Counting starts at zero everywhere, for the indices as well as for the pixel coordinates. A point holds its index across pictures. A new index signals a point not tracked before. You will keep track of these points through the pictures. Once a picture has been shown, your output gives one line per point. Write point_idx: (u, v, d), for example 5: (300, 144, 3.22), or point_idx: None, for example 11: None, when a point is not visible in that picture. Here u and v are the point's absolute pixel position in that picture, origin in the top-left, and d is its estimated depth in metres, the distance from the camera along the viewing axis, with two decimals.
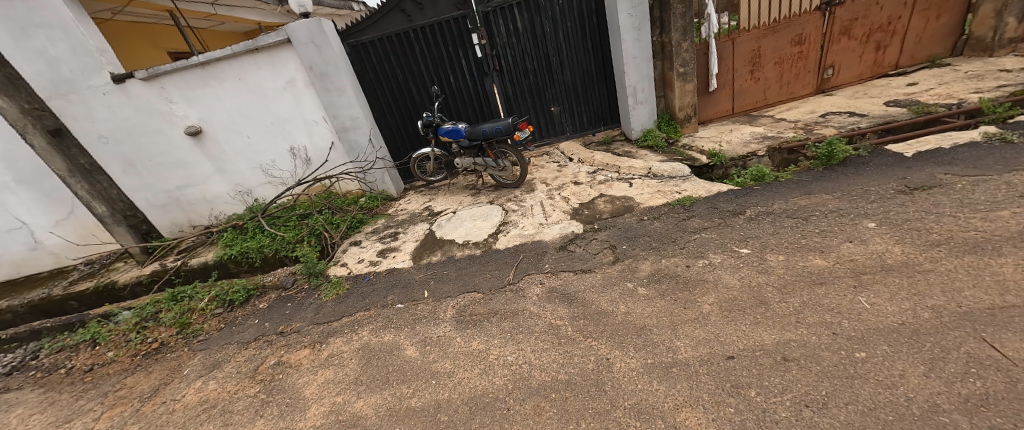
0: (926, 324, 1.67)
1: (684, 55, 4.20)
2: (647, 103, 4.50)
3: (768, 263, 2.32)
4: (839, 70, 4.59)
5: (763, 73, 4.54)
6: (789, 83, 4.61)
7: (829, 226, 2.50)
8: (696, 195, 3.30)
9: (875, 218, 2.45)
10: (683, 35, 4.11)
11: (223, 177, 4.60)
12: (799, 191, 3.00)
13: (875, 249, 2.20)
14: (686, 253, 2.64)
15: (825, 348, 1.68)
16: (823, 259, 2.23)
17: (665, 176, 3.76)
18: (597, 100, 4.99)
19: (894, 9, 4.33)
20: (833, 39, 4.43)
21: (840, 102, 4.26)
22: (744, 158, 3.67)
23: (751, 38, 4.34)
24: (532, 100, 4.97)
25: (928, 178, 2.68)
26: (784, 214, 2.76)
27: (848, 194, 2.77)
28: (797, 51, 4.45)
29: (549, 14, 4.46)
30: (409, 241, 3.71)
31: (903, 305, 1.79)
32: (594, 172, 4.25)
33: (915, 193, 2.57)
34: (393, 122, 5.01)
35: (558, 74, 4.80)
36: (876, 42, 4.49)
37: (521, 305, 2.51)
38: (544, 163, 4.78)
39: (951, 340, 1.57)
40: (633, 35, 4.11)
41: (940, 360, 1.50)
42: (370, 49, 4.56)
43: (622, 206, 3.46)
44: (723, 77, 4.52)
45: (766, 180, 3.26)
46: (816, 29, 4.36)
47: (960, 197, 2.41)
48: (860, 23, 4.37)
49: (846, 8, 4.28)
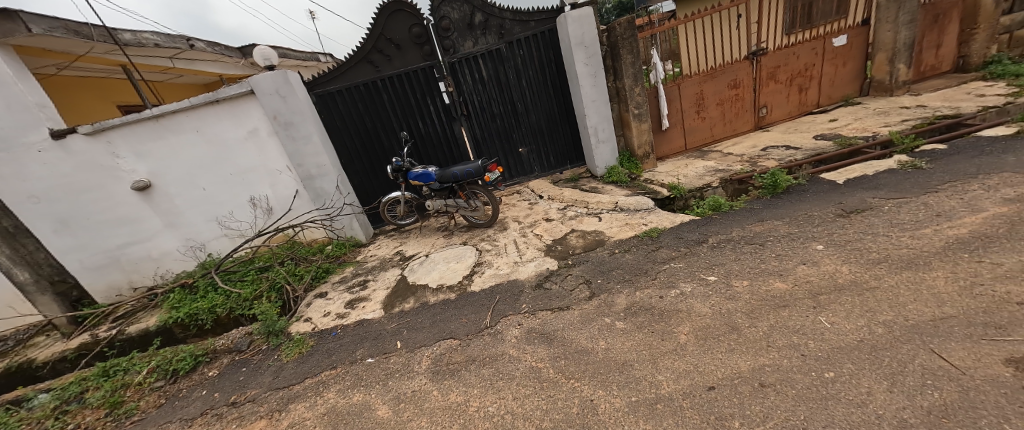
0: (881, 339, 1.78)
1: (638, 98, 4.55)
2: (608, 142, 4.79)
3: (735, 290, 2.41)
4: (772, 109, 5.16)
5: (708, 113, 5.00)
6: (732, 121, 5.10)
7: (784, 250, 2.68)
8: (661, 226, 3.45)
9: (822, 241, 2.65)
10: (635, 81, 4.48)
11: (174, 231, 4.28)
12: (752, 218, 3.23)
13: (826, 269, 2.36)
14: (658, 283, 2.71)
15: (797, 371, 1.74)
16: (784, 282, 2.36)
17: (631, 209, 3.93)
18: (563, 140, 5.23)
19: (808, 58, 5.01)
20: (763, 83, 5.01)
21: (776, 137, 4.73)
22: (700, 189, 3.93)
23: (693, 83, 4.84)
24: (501, 142, 5.15)
25: (860, 202, 2.98)
26: (742, 240, 2.94)
27: (794, 220, 3.01)
28: (734, 93, 4.98)
29: (512, 63, 4.75)
30: (379, 288, 3.55)
31: (859, 322, 1.90)
32: (564, 208, 4.36)
33: (851, 216, 2.84)
34: (362, 167, 4.98)
35: (524, 117, 5.04)
36: (798, 85, 5.12)
37: (500, 349, 2.43)
38: (515, 201, 4.87)
39: (905, 353, 1.67)
40: (590, 81, 4.45)
41: (900, 375, 1.58)
42: (338, 97, 4.62)
43: (594, 240, 3.54)
44: (674, 117, 4.94)
45: (723, 209, 3.49)
46: (747, 75, 4.93)
47: (889, 218, 2.68)
48: (783, 70, 5.00)
49: (770, 57, 4.90)
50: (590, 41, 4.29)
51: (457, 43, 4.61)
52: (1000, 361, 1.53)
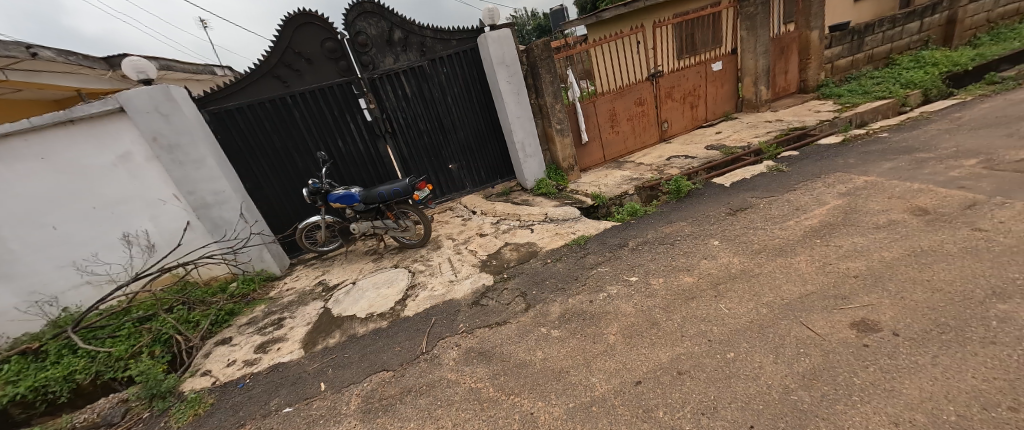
0: (765, 317, 2.09)
1: (559, 114, 4.84)
2: (535, 156, 4.99)
3: (652, 287, 2.65)
4: (671, 124, 5.87)
5: (621, 128, 5.52)
6: (641, 135, 5.68)
7: (690, 247, 3.02)
8: (588, 234, 3.67)
9: (717, 237, 3.05)
10: (555, 99, 4.77)
11: (8, 285, 3.37)
12: (663, 221, 3.60)
13: (722, 262, 2.72)
14: (588, 289, 2.85)
15: (706, 355, 1.95)
16: (691, 276, 2.66)
17: (559, 219, 4.11)
18: (492, 155, 5.32)
19: (696, 80, 5.83)
20: (663, 101, 5.69)
21: (678, 147, 5.39)
22: (619, 197, 4.29)
23: (605, 101, 5.32)
24: (429, 159, 5.05)
25: (743, 202, 3.50)
26: (656, 241, 3.25)
27: (696, 220, 3.42)
28: (640, 109, 5.57)
29: (436, 81, 4.73)
30: (298, 326, 3.18)
31: (749, 305, 2.22)
32: (497, 222, 4.41)
33: (738, 214, 3.32)
34: (273, 192, 4.49)
35: (452, 133, 5.03)
36: (690, 103, 5.92)
37: (437, 375, 2.32)
38: (448, 218, 4.79)
39: (783, 328, 1.98)
40: (514, 99, 4.62)
41: (782, 347, 1.87)
42: (238, 115, 4.14)
43: (527, 252, 3.63)
44: (592, 132, 5.35)
45: (639, 214, 3.84)
46: (650, 94, 5.56)
47: (765, 214, 3.20)
48: (677, 90, 5.74)
49: (666, 78, 5.60)
50: (511, 61, 4.48)
51: (376, 60, 4.47)
52: (848, 325, 1.88)
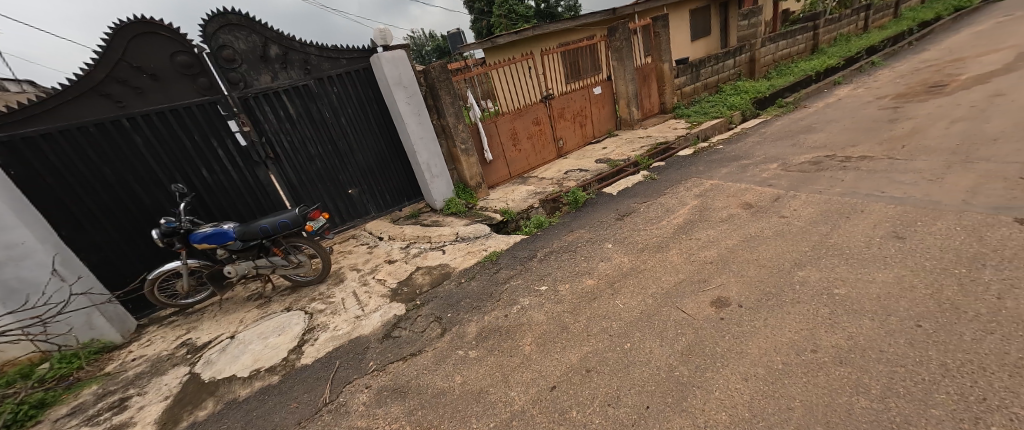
0: (651, 307, 2.40)
1: (462, 134, 4.92)
2: (442, 176, 4.95)
3: (560, 293, 2.83)
4: (566, 141, 6.47)
5: (522, 146, 5.86)
6: (540, 151, 6.12)
7: (589, 252, 3.33)
8: (499, 249, 3.76)
9: (610, 241, 3.42)
10: (457, 119, 4.85)
11: None
12: (565, 230, 3.89)
13: (616, 262, 3.05)
14: (502, 304, 2.90)
15: (609, 349, 2.14)
16: (591, 278, 2.92)
17: (471, 237, 4.13)
18: (396, 177, 5.10)
19: (582, 102, 6.55)
20: (556, 120, 6.24)
21: (573, 162, 5.94)
22: (526, 211, 4.51)
23: (505, 121, 5.60)
24: (324, 185, 4.61)
25: (628, 207, 4.01)
26: (560, 250, 3.50)
27: (592, 227, 3.79)
28: (538, 128, 6.01)
29: (326, 101, 4.39)
30: (152, 403, 2.52)
31: (638, 298, 2.52)
32: (406, 246, 4.22)
33: (625, 218, 3.79)
34: (107, 238, 3.54)
35: (349, 156, 4.69)
36: (580, 122, 6.62)
37: (345, 426, 2.08)
38: (350, 248, 4.41)
39: (665, 314, 2.30)
40: (415, 119, 4.55)
41: (665, 331, 2.16)
42: (46, 144, 3.21)
43: (440, 274, 3.54)
44: (495, 150, 5.57)
45: (544, 226, 4.09)
46: (544, 114, 6.04)
47: (645, 216, 3.71)
48: (567, 110, 6.37)
49: (557, 100, 6.16)
50: (408, 81, 4.44)
51: (248, 77, 3.96)
52: (710, 305, 2.28)
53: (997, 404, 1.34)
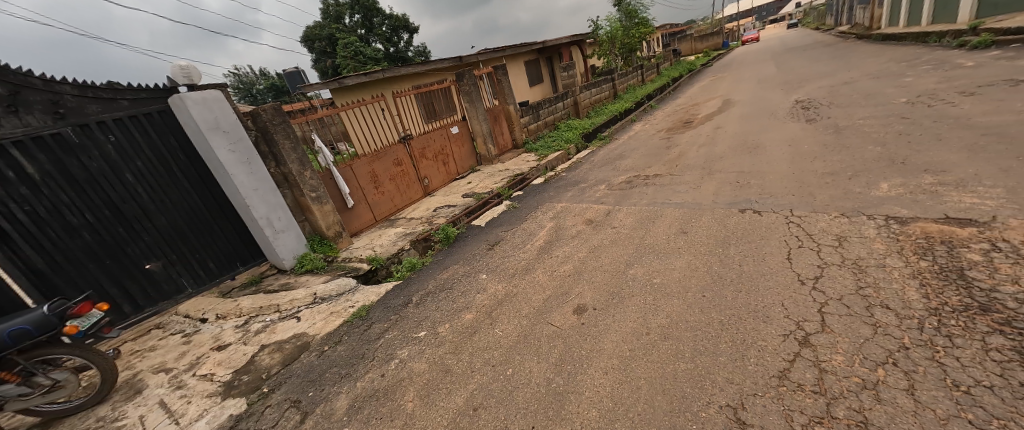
0: (527, 328, 2.54)
1: (310, 181, 4.40)
2: (289, 230, 4.26)
3: (440, 335, 2.72)
4: (431, 179, 6.52)
5: (385, 188, 5.62)
6: (406, 192, 5.99)
7: (464, 287, 3.34)
8: (368, 303, 3.40)
9: (484, 271, 3.53)
10: (302, 166, 4.34)
11: None
12: (440, 268, 3.84)
13: (490, 292, 3.14)
14: (377, 363, 2.60)
15: (493, 381, 2.15)
16: (470, 312, 2.92)
17: (334, 295, 3.63)
18: (222, 240, 4.18)
19: (442, 141, 6.76)
20: (419, 160, 6.25)
21: (441, 199, 6.00)
22: (396, 254, 4.26)
23: (363, 163, 5.31)
24: (101, 263, 3.40)
25: (496, 237, 4.25)
26: (437, 290, 3.40)
27: (466, 260, 3.85)
28: (400, 169, 5.88)
29: (96, 152, 3.38)
30: None
31: (515, 322, 2.65)
32: (246, 322, 3.40)
33: (494, 247, 3.99)
34: None
35: (143, 221, 3.64)
36: (442, 160, 6.79)
37: None
38: (155, 342, 3.30)
39: (539, 332, 2.46)
40: (244, 169, 3.91)
41: (540, 347, 2.31)
42: None
43: (296, 347, 2.96)
44: (355, 195, 5.19)
45: (418, 268, 3.95)
46: (405, 154, 5.98)
47: (512, 243, 3.98)
48: (428, 150, 6.46)
49: (416, 141, 6.19)
50: (229, 126, 3.84)
51: None
52: (573, 314, 2.56)
53: (752, 340, 1.90)
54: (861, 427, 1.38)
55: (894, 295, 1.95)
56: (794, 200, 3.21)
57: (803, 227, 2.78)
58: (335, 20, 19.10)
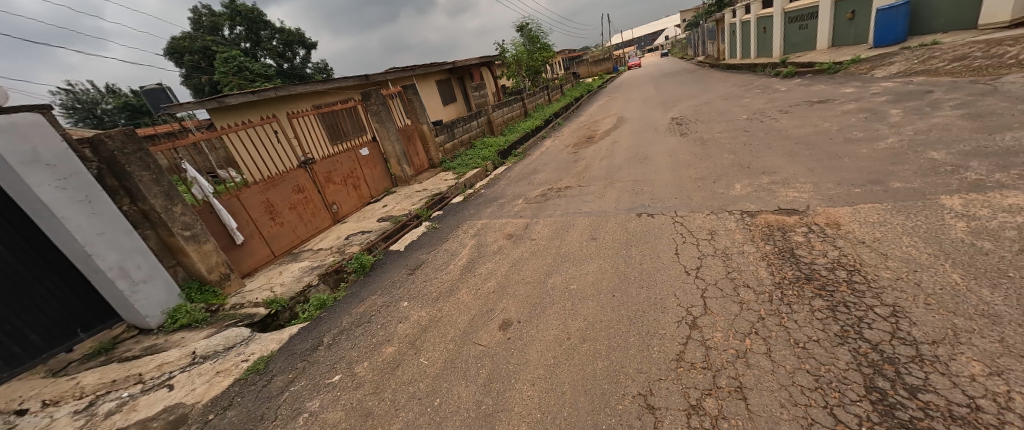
0: (453, 352, 2.46)
1: (182, 218, 3.72)
2: (155, 280, 3.49)
3: (358, 376, 2.47)
4: (340, 205, 6.03)
5: (284, 218, 5.03)
6: (311, 220, 5.43)
7: (384, 318, 3.12)
8: (268, 352, 2.95)
9: (405, 298, 3.34)
10: (168, 200, 3.66)
11: None
12: (354, 301, 3.52)
13: (413, 319, 2.99)
14: (282, 421, 2.24)
15: (420, 415, 2.02)
16: (391, 345, 2.73)
17: (221, 350, 3.05)
18: (46, 304, 3.26)
19: (351, 164, 6.32)
20: (324, 185, 5.74)
21: (353, 225, 5.57)
22: (301, 292, 3.79)
23: (254, 192, 4.69)
24: None
25: (417, 260, 4.08)
26: (352, 326, 3.10)
27: (384, 289, 3.60)
28: (302, 196, 5.33)
29: None
30: None
31: (441, 347, 2.55)
32: (90, 404, 2.65)
33: (415, 271, 3.82)
34: None
35: None
36: (352, 184, 6.34)
37: None
38: None
39: (465, 355, 2.40)
40: (81, 209, 3.15)
41: (468, 370, 2.25)
42: None
43: (168, 422, 2.40)
44: (246, 229, 4.54)
45: (329, 304, 3.58)
46: (308, 180, 5.44)
47: (434, 265, 3.86)
48: (335, 174, 5.98)
49: (320, 165, 5.68)
50: (55, 158, 3.09)
51: None
52: (499, 331, 2.56)
53: (652, 331, 2.13)
54: (738, 392, 1.64)
55: (751, 276, 2.38)
56: (677, 203, 3.74)
57: (686, 225, 3.25)
58: (212, 32, 16.76)
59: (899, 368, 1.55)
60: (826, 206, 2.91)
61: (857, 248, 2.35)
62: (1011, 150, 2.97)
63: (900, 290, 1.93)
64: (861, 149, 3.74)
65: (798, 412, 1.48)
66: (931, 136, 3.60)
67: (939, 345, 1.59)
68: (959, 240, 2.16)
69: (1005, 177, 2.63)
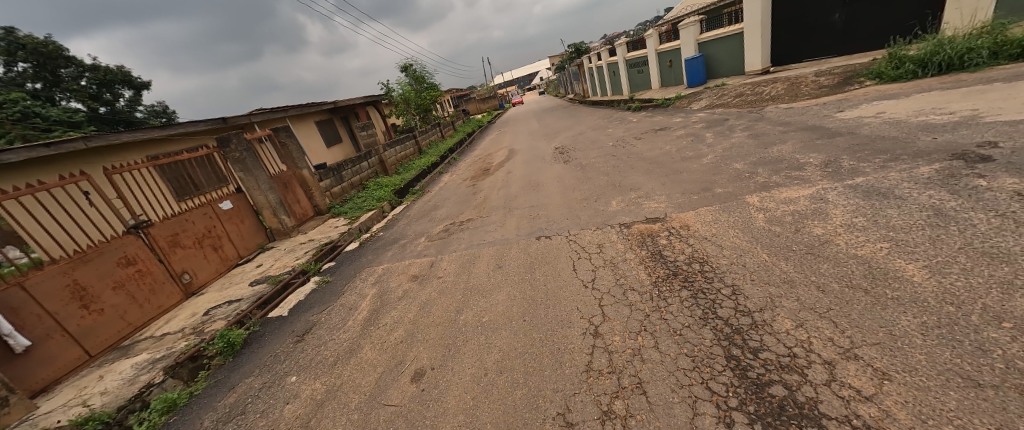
0: (359, 422, 2.14)
1: None
2: None
3: None
4: (194, 273, 4.93)
5: (105, 301, 3.90)
6: (149, 299, 4.31)
7: (265, 402, 2.56)
8: None
9: (293, 371, 2.82)
10: None
11: None
12: (221, 391, 2.83)
13: (305, 395, 2.52)
14: None
15: None
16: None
17: None
18: None
19: (206, 221, 5.28)
20: (167, 252, 4.66)
21: (213, 296, 4.58)
22: (137, 396, 2.88)
23: (52, 274, 3.55)
24: None
25: (306, 323, 3.52)
26: (220, 424, 2.46)
27: (264, 367, 2.99)
28: (133, 270, 4.22)
29: None
30: None
31: (343, 420, 2.19)
32: None
33: (304, 337, 3.28)
34: None
35: None
36: (210, 245, 5.27)
37: None
38: None
39: (374, 422, 2.11)
40: None
41: None
42: None
43: None
44: (38, 326, 3.37)
45: (181, 404, 2.80)
46: (141, 247, 4.36)
47: (327, 325, 3.37)
48: (184, 235, 4.92)
49: (159, 227, 4.63)
50: None
51: None
52: (411, 384, 2.34)
53: (552, 346, 2.27)
54: (639, 387, 1.80)
55: (635, 279, 2.72)
56: (569, 223, 4.10)
57: (578, 242, 3.58)
58: None
59: (744, 335, 1.93)
60: (678, 212, 3.56)
61: (702, 244, 2.91)
62: (778, 158, 4.13)
63: (735, 273, 2.45)
64: (693, 165, 4.74)
65: (685, 393, 1.70)
66: (733, 152, 4.78)
67: (764, 311, 2.04)
68: (762, 227, 2.87)
69: (778, 178, 3.63)
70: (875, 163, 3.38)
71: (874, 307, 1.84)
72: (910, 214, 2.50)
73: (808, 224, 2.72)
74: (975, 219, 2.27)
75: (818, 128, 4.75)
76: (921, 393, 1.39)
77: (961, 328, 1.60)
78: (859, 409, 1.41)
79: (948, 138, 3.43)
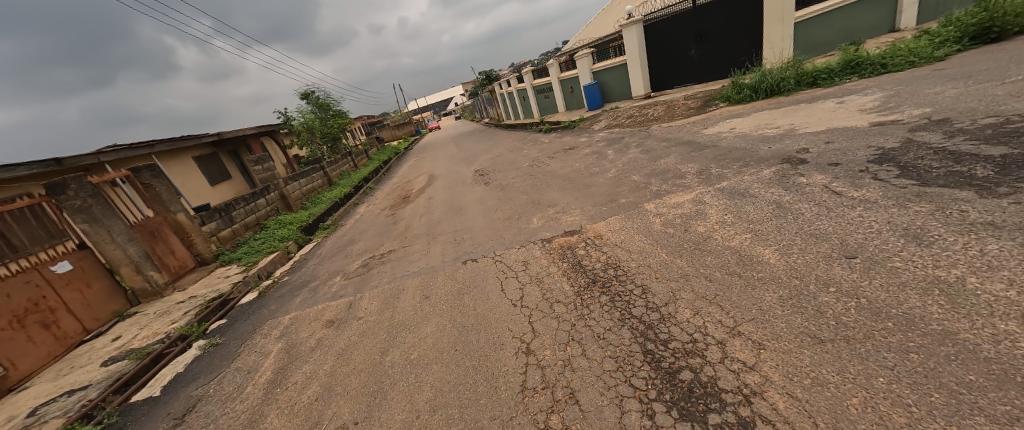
0: None
1: None
2: None
3: None
4: (13, 362, 3.80)
5: None
6: None
7: None
8: None
9: None
10: None
11: None
12: None
13: None
14: None
15: None
16: None
17: None
18: None
19: (29, 292, 4.15)
20: None
21: (43, 389, 3.51)
22: None
23: None
24: None
25: (187, 400, 2.88)
26: None
27: None
28: None
29: None
30: None
31: None
32: None
33: (186, 418, 2.68)
34: None
35: None
36: (37, 322, 4.13)
37: None
38: None
39: None
40: None
41: None
42: None
43: None
44: None
45: None
46: None
47: (218, 398, 2.80)
48: None
49: None
50: None
51: None
52: None
53: (478, 369, 2.26)
54: (572, 397, 1.85)
55: (559, 291, 2.83)
56: (493, 244, 4.14)
57: (504, 262, 3.62)
58: None
59: (656, 329, 2.13)
60: (591, 223, 3.85)
61: (614, 250, 3.18)
62: (665, 169, 4.79)
63: (643, 273, 2.71)
64: (600, 179, 5.21)
65: (612, 394, 1.79)
66: (631, 166, 5.40)
67: (669, 304, 2.29)
68: (660, 230, 3.26)
69: (667, 186, 4.19)
70: (734, 169, 4.12)
71: (747, 288, 2.20)
72: (762, 209, 3.09)
73: (694, 224, 3.17)
74: (803, 208, 2.90)
75: (693, 143, 5.64)
76: (787, 356, 1.68)
77: (805, 296, 2.00)
78: (746, 378, 1.65)
79: (778, 147, 4.36)
